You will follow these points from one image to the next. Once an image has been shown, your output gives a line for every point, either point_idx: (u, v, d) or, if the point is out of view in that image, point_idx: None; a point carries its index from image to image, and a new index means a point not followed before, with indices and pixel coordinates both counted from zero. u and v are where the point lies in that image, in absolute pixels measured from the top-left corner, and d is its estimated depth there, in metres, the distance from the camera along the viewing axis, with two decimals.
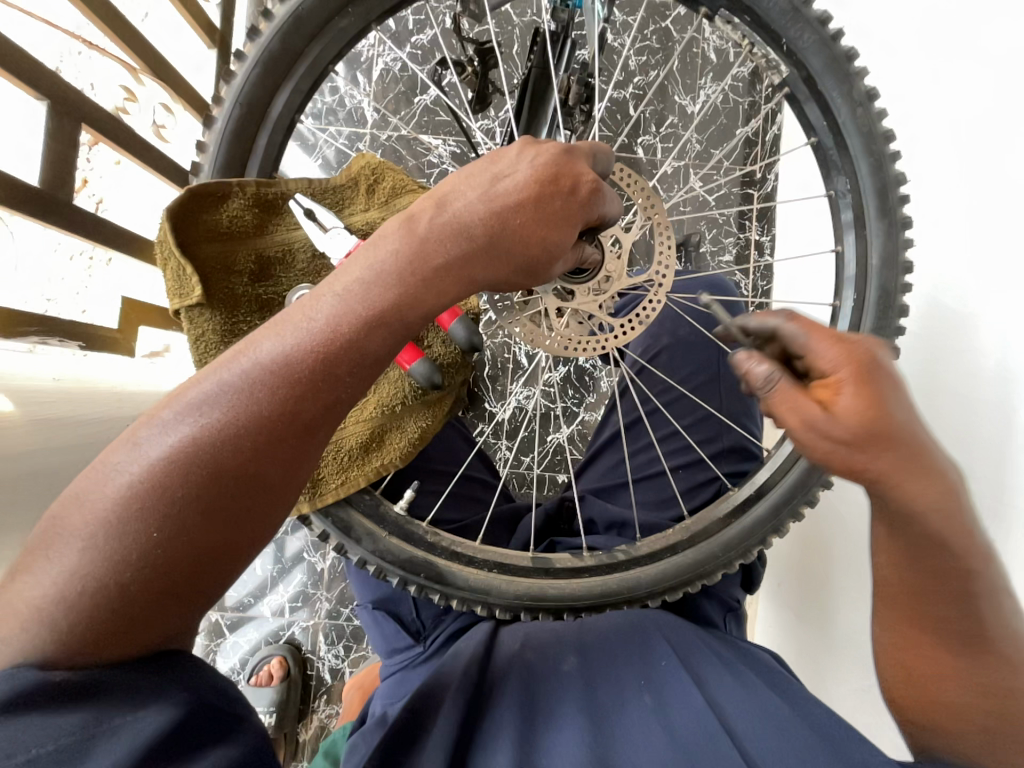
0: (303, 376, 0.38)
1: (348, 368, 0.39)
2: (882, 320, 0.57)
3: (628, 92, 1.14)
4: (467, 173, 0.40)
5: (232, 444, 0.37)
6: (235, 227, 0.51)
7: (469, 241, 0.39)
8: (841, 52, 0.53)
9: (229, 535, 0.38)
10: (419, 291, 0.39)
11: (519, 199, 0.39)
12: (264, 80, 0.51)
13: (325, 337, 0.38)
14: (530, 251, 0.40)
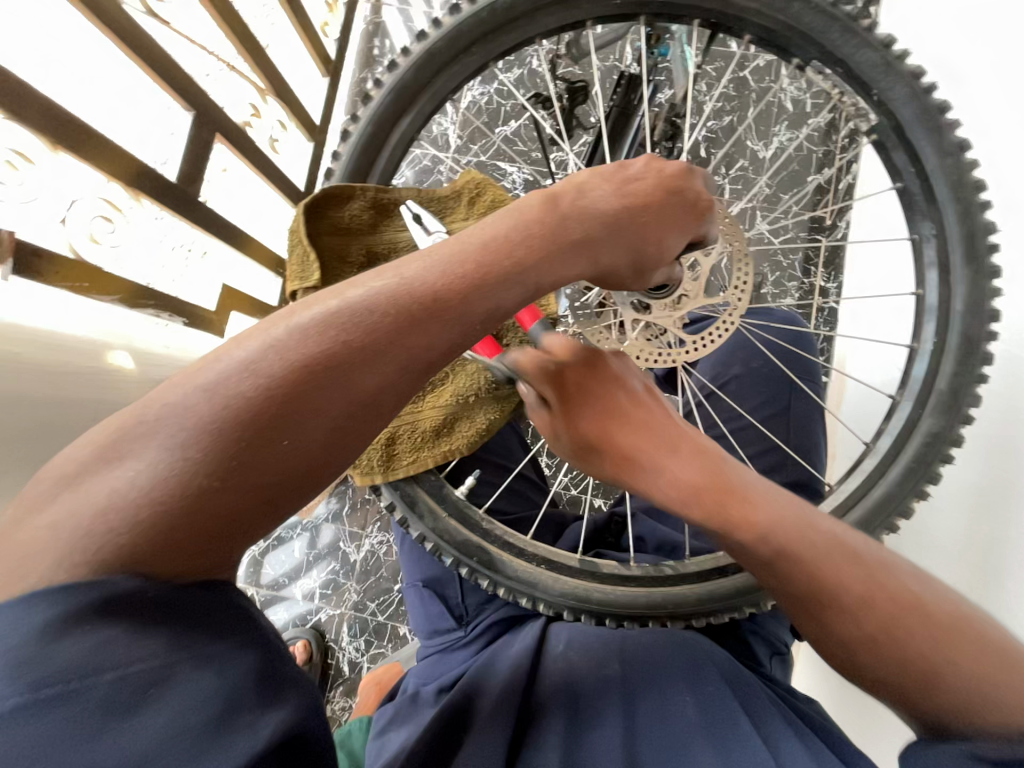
0: (440, 315, 0.35)
1: (481, 322, 0.36)
2: (964, 366, 0.57)
3: (703, 134, 1.19)
4: (607, 169, 0.43)
5: (352, 370, 0.33)
6: (353, 225, 0.59)
7: (604, 222, 0.40)
8: (934, 104, 0.55)
9: (323, 462, 0.34)
10: (561, 251, 0.38)
11: (648, 202, 0.42)
12: (394, 104, 0.59)
13: (467, 283, 0.35)
14: (647, 245, 0.42)
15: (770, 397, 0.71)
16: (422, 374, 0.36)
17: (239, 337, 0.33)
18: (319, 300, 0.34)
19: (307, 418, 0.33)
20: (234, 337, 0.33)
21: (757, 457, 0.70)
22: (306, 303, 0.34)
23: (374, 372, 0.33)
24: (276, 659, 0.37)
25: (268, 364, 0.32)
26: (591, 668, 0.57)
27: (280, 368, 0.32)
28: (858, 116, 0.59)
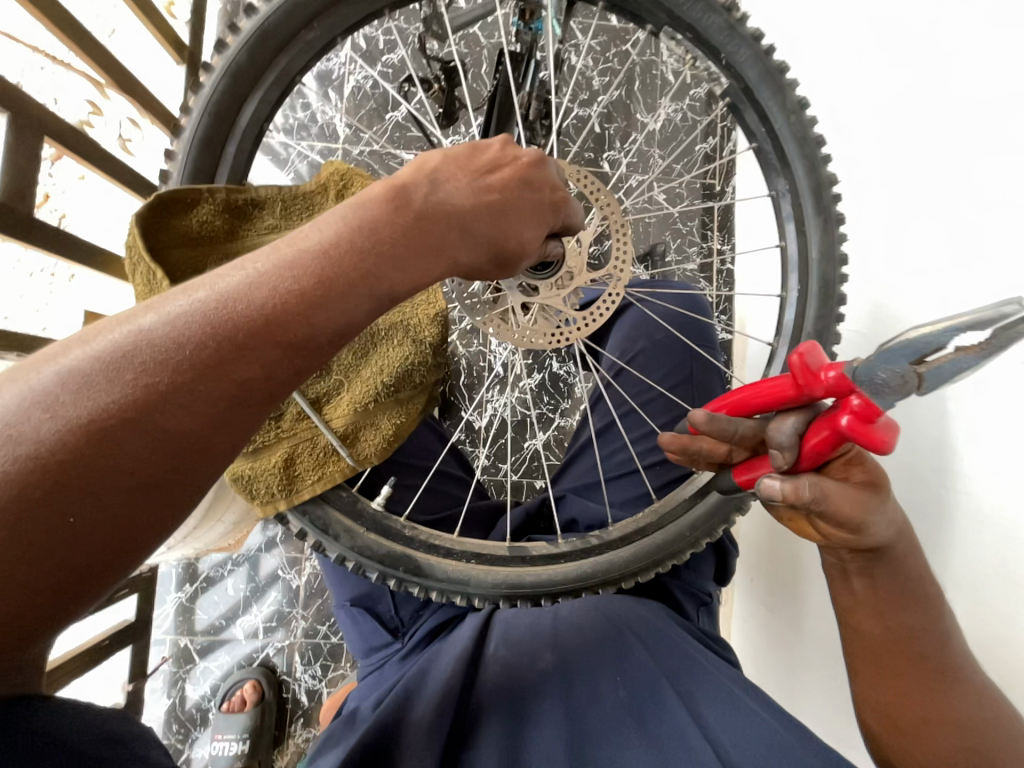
0: (269, 337, 0.30)
1: (331, 339, 0.32)
2: (825, 308, 0.62)
3: (593, 110, 1.25)
4: (458, 153, 0.37)
5: (159, 415, 0.28)
6: (205, 232, 0.52)
7: (459, 222, 0.35)
8: (773, 65, 0.58)
9: (130, 525, 0.28)
10: (407, 258, 0.33)
11: (505, 192, 0.37)
12: (232, 91, 0.53)
13: (305, 299, 0.31)
14: (505, 238, 0.37)
15: (676, 365, 0.73)
16: (262, 409, 0.31)
17: None
18: (106, 331, 0.28)
19: (109, 481, 0.27)
20: None
21: (666, 423, 0.72)
22: (91, 336, 0.28)
23: (192, 414, 0.28)
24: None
25: (35, 425, 0.26)
26: (523, 663, 0.57)
27: (54, 430, 0.26)
28: (712, 81, 0.62)
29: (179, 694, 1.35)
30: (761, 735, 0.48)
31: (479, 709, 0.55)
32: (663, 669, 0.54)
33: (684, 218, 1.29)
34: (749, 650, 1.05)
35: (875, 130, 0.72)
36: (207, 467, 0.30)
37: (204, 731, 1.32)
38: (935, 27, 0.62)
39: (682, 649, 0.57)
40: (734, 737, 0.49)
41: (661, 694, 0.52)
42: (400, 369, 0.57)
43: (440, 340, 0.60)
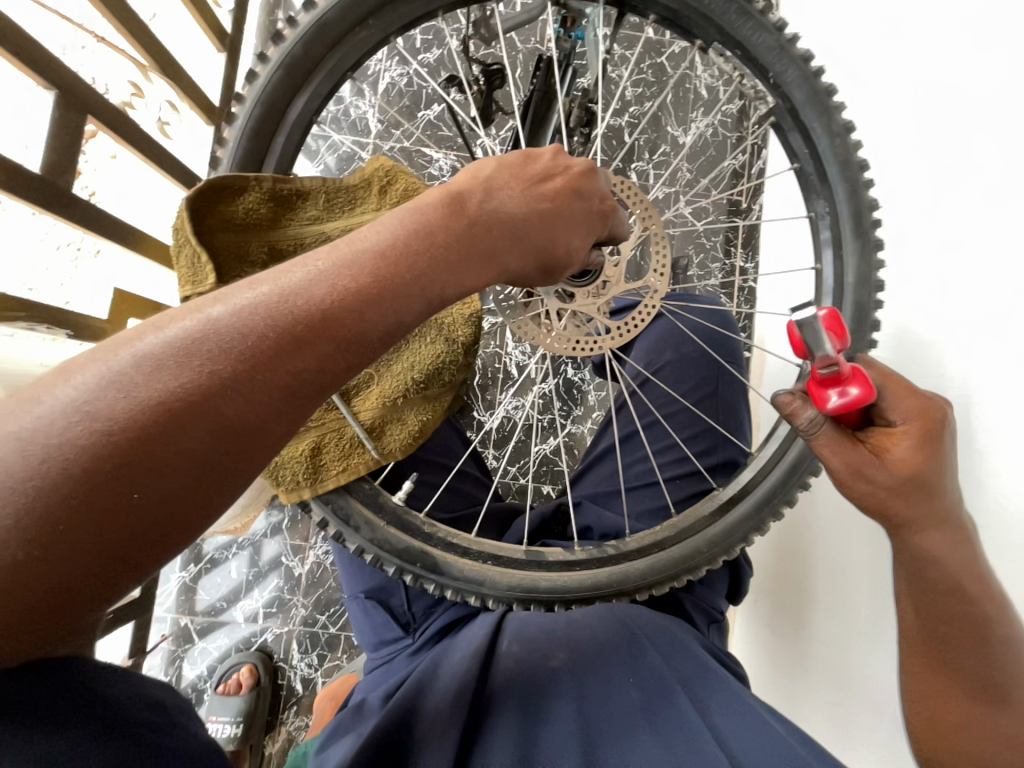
0: (327, 332, 0.31)
1: (383, 336, 0.33)
2: (857, 332, 0.62)
3: (624, 120, 1.25)
4: (512, 163, 0.37)
5: (221, 401, 0.28)
6: (251, 219, 0.53)
7: (510, 232, 0.36)
8: (822, 87, 0.58)
9: (184, 505, 0.29)
10: (457, 262, 0.34)
11: (556, 202, 0.37)
12: (285, 83, 0.54)
13: (361, 298, 0.32)
14: (554, 247, 0.38)
15: (702, 381, 0.73)
16: (315, 402, 0.31)
17: (71, 367, 0.28)
18: (175, 320, 0.29)
19: (170, 462, 0.28)
20: (61, 370, 0.28)
21: (687, 436, 0.72)
22: (161, 323, 0.30)
23: (251, 401, 0.29)
24: (140, 749, 0.33)
25: (108, 405, 0.27)
26: (535, 659, 0.57)
27: (125, 410, 0.27)
28: (758, 99, 0.62)
29: (175, 673, 1.36)
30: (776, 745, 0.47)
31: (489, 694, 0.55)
32: (678, 676, 0.55)
33: (708, 234, 1.29)
34: (751, 672, 1.04)
35: (915, 159, 0.72)
36: (261, 454, 0.30)
37: (198, 712, 1.33)
38: (987, 59, 0.62)
39: (695, 659, 0.57)
40: (743, 742, 0.48)
41: (672, 699, 0.52)
42: (429, 367, 0.56)
43: (473, 340, 0.58)
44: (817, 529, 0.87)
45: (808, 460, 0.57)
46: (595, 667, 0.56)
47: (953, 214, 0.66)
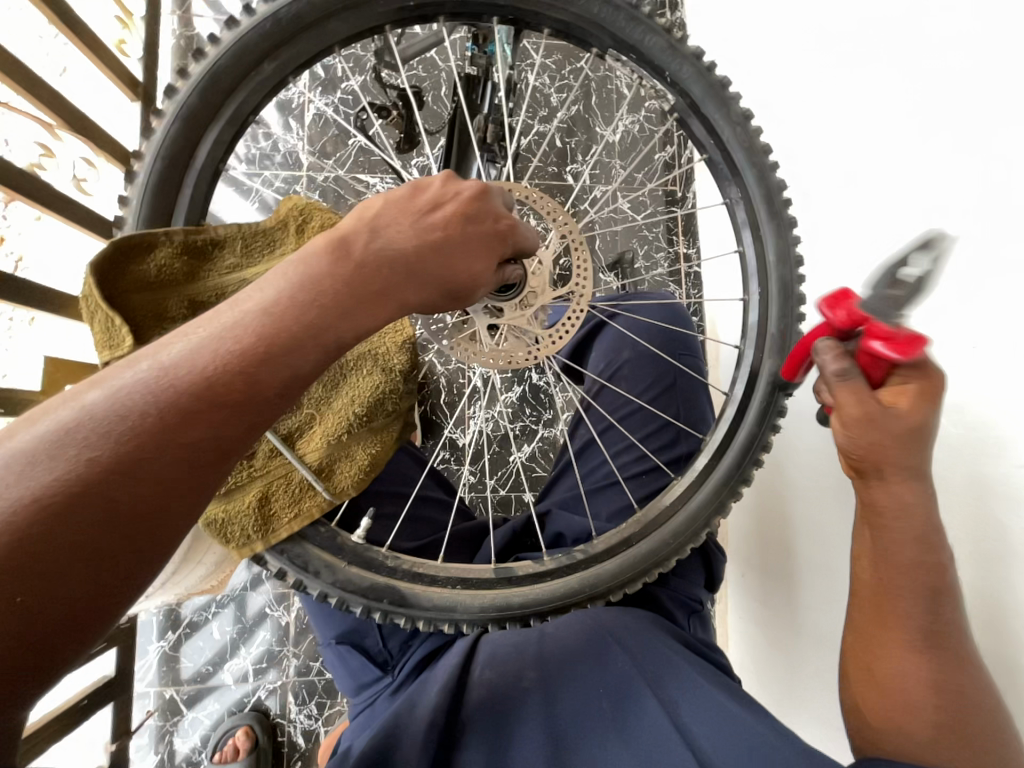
0: (212, 398, 0.31)
1: (276, 391, 0.33)
2: (786, 312, 0.61)
3: (554, 126, 1.29)
4: (400, 197, 0.38)
5: (107, 488, 0.28)
6: (165, 276, 0.52)
7: (401, 267, 0.36)
8: (716, 81, 0.60)
9: (81, 598, 0.28)
10: (351, 306, 0.34)
11: (447, 232, 0.38)
12: (185, 134, 0.53)
13: (247, 358, 0.32)
14: (457, 274, 0.38)
15: (658, 377, 0.74)
16: (216, 470, 0.31)
17: None
18: (47, 414, 0.29)
19: (61, 560, 0.27)
20: None
21: (645, 432, 0.73)
22: (34, 418, 0.29)
23: (142, 483, 0.29)
24: None
25: None
26: (508, 682, 0.58)
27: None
28: (659, 97, 0.64)
29: (167, 749, 1.28)
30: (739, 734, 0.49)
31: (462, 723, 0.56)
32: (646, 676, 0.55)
33: (649, 225, 1.32)
34: (746, 647, 1.08)
35: (819, 136, 0.76)
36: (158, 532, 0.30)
37: None
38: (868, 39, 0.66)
39: (660, 647, 0.58)
40: (708, 729, 0.50)
41: (638, 696, 0.54)
42: (371, 398, 0.56)
43: (411, 365, 0.58)
44: (795, 500, 0.90)
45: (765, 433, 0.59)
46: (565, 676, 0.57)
47: (858, 184, 0.70)
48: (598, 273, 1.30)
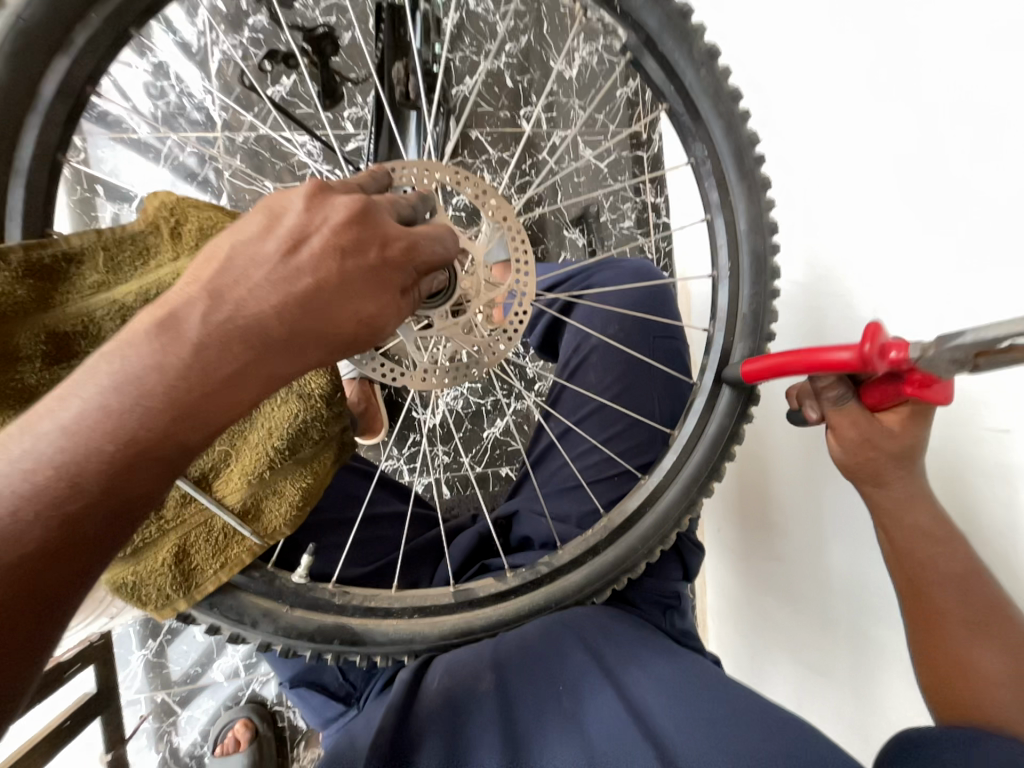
0: (28, 554, 0.23)
1: (119, 518, 0.25)
2: (759, 287, 0.52)
3: (501, 62, 1.12)
4: (247, 236, 0.28)
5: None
6: (6, 305, 0.41)
7: (260, 333, 0.27)
8: (675, 8, 0.47)
9: None
10: (203, 390, 0.26)
11: (318, 275, 0.28)
12: (1, 117, 0.41)
13: (57, 489, 0.23)
14: (339, 325, 0.29)
15: (633, 369, 0.64)
16: (35, 646, 0.24)
17: None
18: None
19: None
20: None
21: (608, 439, 0.63)
22: None
23: None
24: None
25: None
26: (465, 690, 0.54)
27: None
28: (610, 34, 0.51)
29: (169, 746, 1.30)
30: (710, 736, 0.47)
31: (416, 735, 0.52)
32: (605, 668, 0.54)
33: (614, 174, 1.20)
34: (728, 604, 1.10)
35: (794, 68, 0.65)
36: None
37: None
38: None
39: (617, 636, 0.57)
40: (670, 712, 0.50)
41: (594, 689, 0.53)
42: (290, 430, 0.48)
43: (334, 387, 0.50)
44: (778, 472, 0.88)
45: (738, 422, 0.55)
46: (531, 678, 0.55)
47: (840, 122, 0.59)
48: (563, 230, 1.19)
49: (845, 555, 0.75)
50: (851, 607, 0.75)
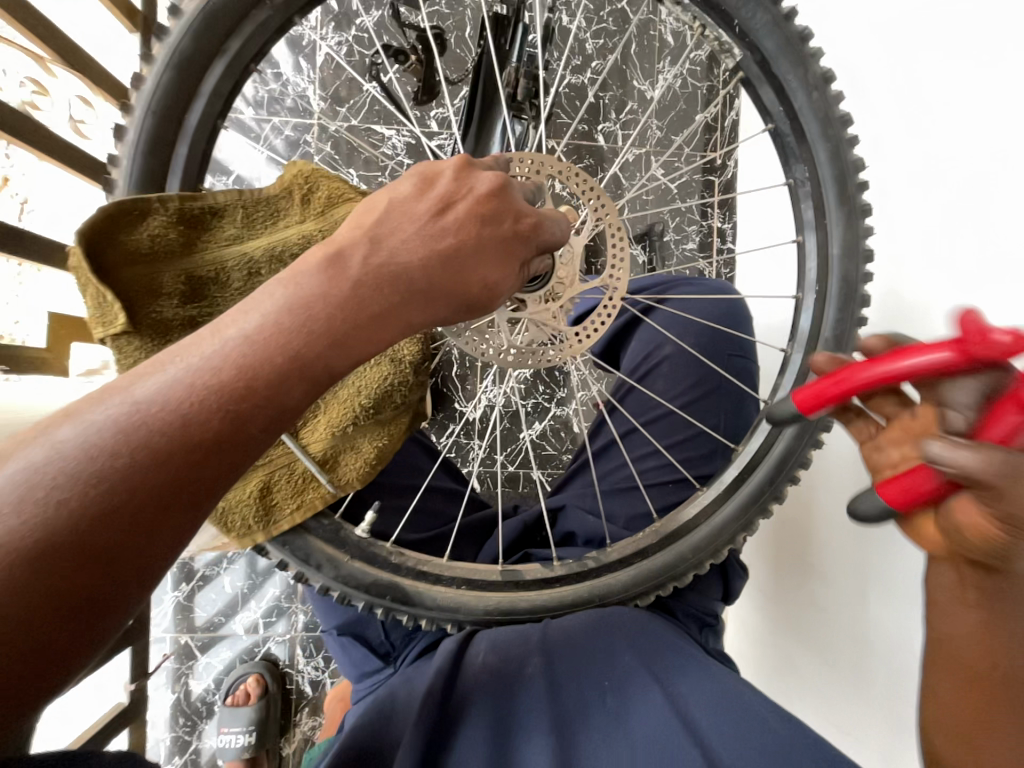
0: (201, 445, 0.26)
1: (270, 427, 0.28)
2: (844, 314, 0.53)
3: (586, 77, 1.16)
4: (405, 196, 0.32)
5: (72, 543, 0.24)
6: (158, 247, 0.47)
7: (408, 288, 0.31)
8: (795, 32, 0.49)
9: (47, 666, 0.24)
10: (358, 336, 0.29)
11: (460, 240, 0.32)
12: (179, 84, 0.47)
13: (230, 393, 0.27)
14: (469, 291, 0.33)
15: (703, 381, 0.65)
16: (185, 527, 0.27)
17: None
18: (15, 452, 0.24)
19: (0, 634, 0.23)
20: None
21: (679, 442, 0.65)
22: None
23: (105, 542, 0.24)
24: None
25: None
26: (510, 669, 0.56)
27: None
28: (724, 53, 0.53)
29: (183, 689, 1.36)
30: (761, 746, 0.47)
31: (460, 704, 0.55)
32: (650, 669, 0.54)
33: (683, 195, 1.22)
34: (751, 649, 1.06)
35: (917, 109, 0.66)
36: (121, 592, 0.25)
37: (210, 723, 1.34)
38: None
39: (663, 639, 0.57)
40: (713, 720, 0.50)
41: (640, 689, 0.53)
42: (377, 391, 0.52)
43: (422, 357, 0.54)
44: (823, 512, 0.86)
45: (812, 436, 0.54)
46: (575, 668, 0.56)
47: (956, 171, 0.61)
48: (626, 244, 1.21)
49: (887, 609, 0.72)
50: (889, 670, 0.72)
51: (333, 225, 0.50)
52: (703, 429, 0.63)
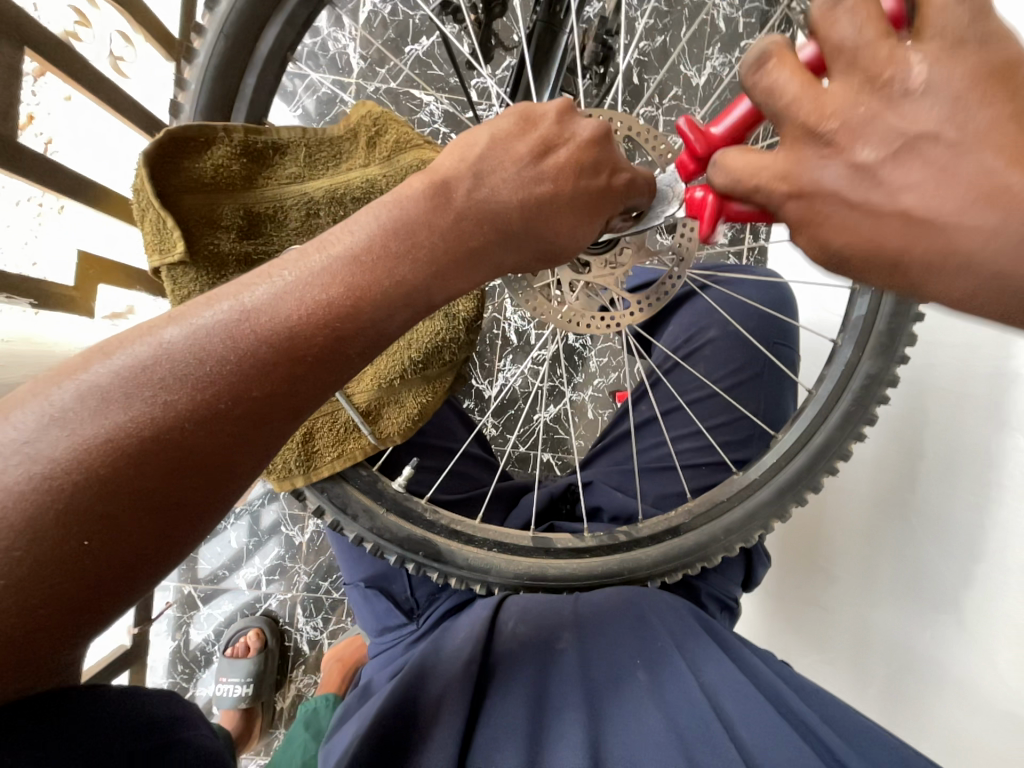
0: (304, 358, 0.30)
1: (361, 351, 0.32)
2: (902, 307, 0.51)
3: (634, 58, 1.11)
4: (506, 133, 0.33)
5: (197, 429, 0.28)
6: (221, 178, 0.46)
7: (502, 227, 0.33)
8: None
9: (166, 533, 0.28)
10: (448, 273, 0.32)
11: (556, 183, 0.33)
12: (252, 10, 0.45)
13: (333, 313, 0.30)
14: (557, 235, 0.34)
15: (744, 365, 0.65)
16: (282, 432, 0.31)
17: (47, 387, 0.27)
18: (123, 348, 0.28)
19: (118, 511, 0.26)
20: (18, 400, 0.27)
21: (715, 425, 0.65)
22: (124, 346, 0.28)
23: (225, 434, 0.28)
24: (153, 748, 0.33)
25: (85, 430, 0.26)
26: (542, 639, 0.54)
27: (99, 432, 0.26)
28: None
29: (183, 637, 1.38)
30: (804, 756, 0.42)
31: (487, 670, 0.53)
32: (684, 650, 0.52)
33: None
34: None
35: None
36: (232, 477, 0.29)
37: (207, 672, 1.36)
38: None
39: (692, 627, 0.54)
40: (740, 706, 0.46)
41: (673, 669, 0.50)
42: (429, 345, 0.52)
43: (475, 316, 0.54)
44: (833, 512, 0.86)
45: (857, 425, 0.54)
46: (606, 645, 0.53)
47: None
48: None
49: (895, 610, 0.73)
50: (891, 666, 0.73)
51: (398, 170, 0.50)
52: (746, 411, 0.64)
